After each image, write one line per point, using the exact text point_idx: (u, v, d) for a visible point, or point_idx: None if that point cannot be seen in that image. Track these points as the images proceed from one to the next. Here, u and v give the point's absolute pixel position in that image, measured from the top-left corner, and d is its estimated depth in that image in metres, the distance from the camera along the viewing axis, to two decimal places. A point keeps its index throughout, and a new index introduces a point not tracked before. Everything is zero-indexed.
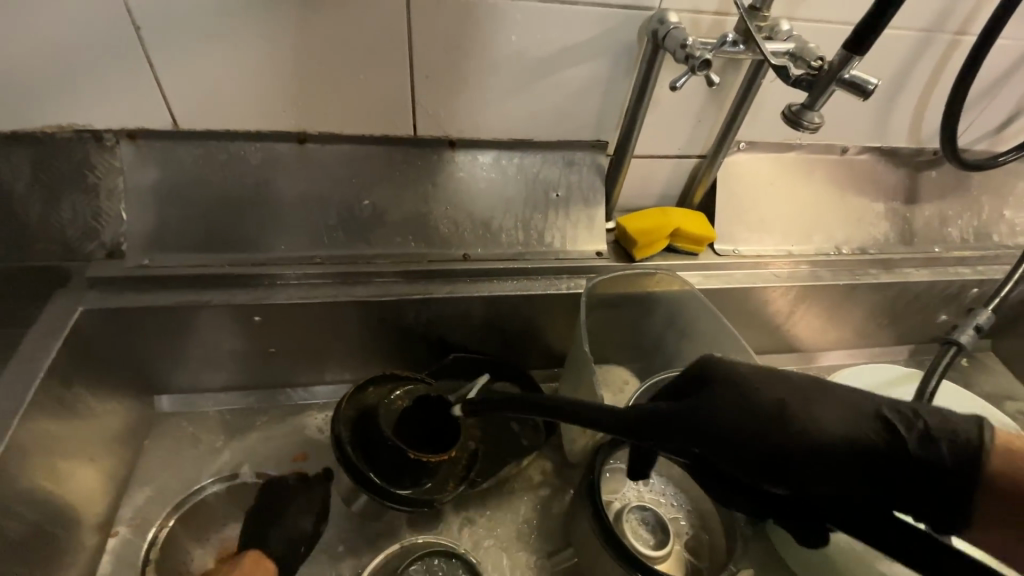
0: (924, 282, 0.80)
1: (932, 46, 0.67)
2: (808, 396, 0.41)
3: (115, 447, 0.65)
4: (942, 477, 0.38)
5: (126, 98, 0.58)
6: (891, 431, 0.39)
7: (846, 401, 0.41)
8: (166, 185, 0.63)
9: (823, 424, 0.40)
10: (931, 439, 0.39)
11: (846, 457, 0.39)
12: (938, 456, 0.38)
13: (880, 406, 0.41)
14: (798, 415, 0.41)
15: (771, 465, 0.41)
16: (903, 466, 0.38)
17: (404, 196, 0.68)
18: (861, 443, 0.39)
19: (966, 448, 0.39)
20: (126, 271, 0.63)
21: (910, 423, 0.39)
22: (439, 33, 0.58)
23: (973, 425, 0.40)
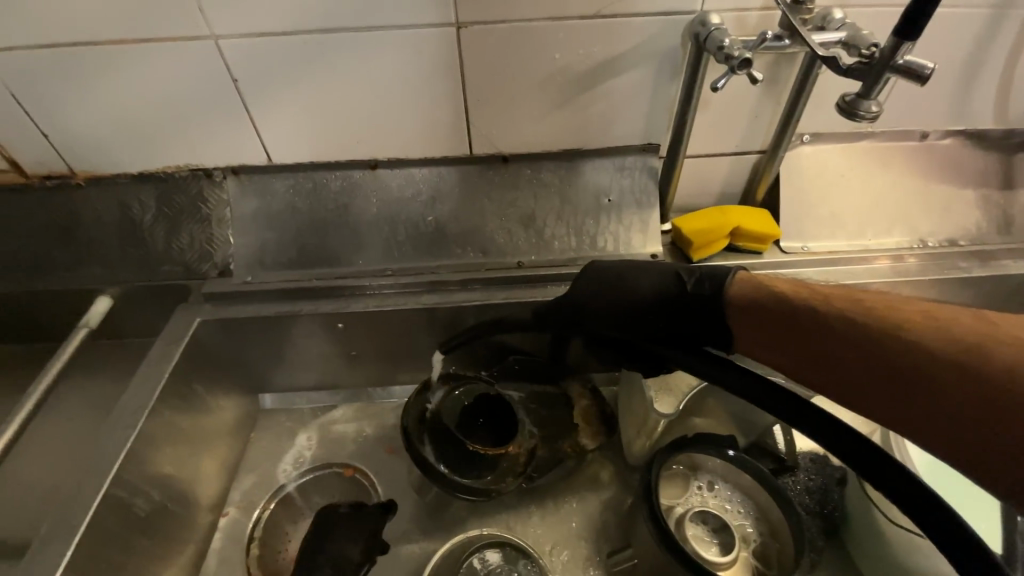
0: (1022, 275, 0.71)
1: (1017, 17, 0.61)
2: (637, 270, 0.63)
3: (226, 437, 0.76)
4: (708, 302, 0.58)
5: (230, 140, 0.69)
6: (678, 281, 0.60)
7: (657, 269, 0.63)
8: (265, 211, 0.73)
9: (642, 283, 0.62)
10: (702, 281, 0.59)
11: (653, 303, 0.61)
12: (703, 290, 0.58)
13: (679, 268, 0.61)
14: (630, 281, 0.63)
15: (621, 318, 0.62)
16: (687, 300, 0.59)
17: (462, 209, 0.73)
18: (661, 291, 0.60)
19: (719, 280, 0.58)
20: (231, 286, 0.74)
21: (691, 275, 0.60)
22: (485, 59, 0.63)
23: (727, 272, 0.59)
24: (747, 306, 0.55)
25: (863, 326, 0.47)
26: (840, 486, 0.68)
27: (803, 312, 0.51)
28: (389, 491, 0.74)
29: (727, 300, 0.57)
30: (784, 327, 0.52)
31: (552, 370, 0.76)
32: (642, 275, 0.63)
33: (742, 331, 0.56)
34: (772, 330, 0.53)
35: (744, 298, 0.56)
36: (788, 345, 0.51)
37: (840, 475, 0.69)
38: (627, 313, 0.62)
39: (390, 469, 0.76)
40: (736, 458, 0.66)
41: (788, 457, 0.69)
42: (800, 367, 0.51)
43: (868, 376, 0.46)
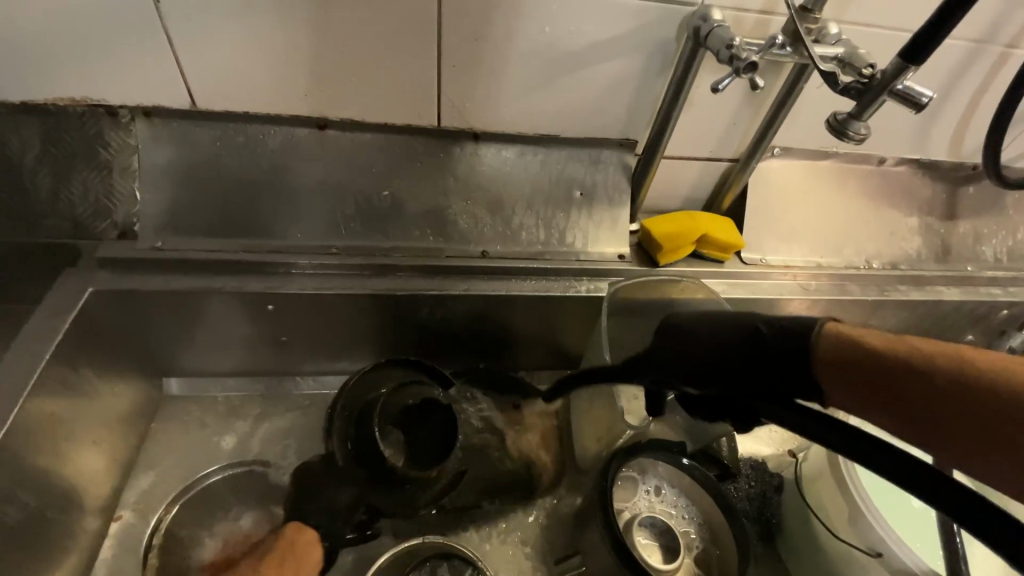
0: (954, 301, 0.77)
1: (981, 57, 0.64)
2: (706, 320, 0.51)
3: (122, 429, 0.64)
4: (791, 358, 0.43)
5: (143, 74, 0.57)
6: (753, 334, 0.46)
7: (734, 319, 0.49)
8: (184, 165, 0.61)
9: (710, 335, 0.49)
10: (782, 331, 0.44)
11: (728, 360, 0.47)
12: (783, 342, 0.44)
13: (760, 319, 0.47)
14: (694, 330, 0.51)
15: (687, 373, 0.49)
16: (767, 356, 0.44)
17: (423, 188, 0.66)
18: (736, 345, 0.47)
19: (799, 336, 0.43)
20: (137, 253, 0.61)
21: (771, 324, 0.46)
22: (468, 21, 0.56)
23: (812, 322, 0.44)
24: (833, 363, 0.41)
25: (981, 381, 0.35)
26: (777, 494, 0.69)
27: (904, 370, 0.38)
28: None
29: (813, 351, 0.42)
30: (874, 383, 0.39)
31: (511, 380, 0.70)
32: (720, 326, 0.49)
33: (832, 387, 0.42)
34: (864, 385, 0.39)
35: (831, 357, 0.41)
36: (884, 402, 0.39)
37: (777, 483, 0.69)
38: (698, 370, 0.49)
39: None
40: (689, 465, 0.66)
41: (730, 462, 0.69)
42: (902, 432, 0.38)
43: (998, 448, 0.34)
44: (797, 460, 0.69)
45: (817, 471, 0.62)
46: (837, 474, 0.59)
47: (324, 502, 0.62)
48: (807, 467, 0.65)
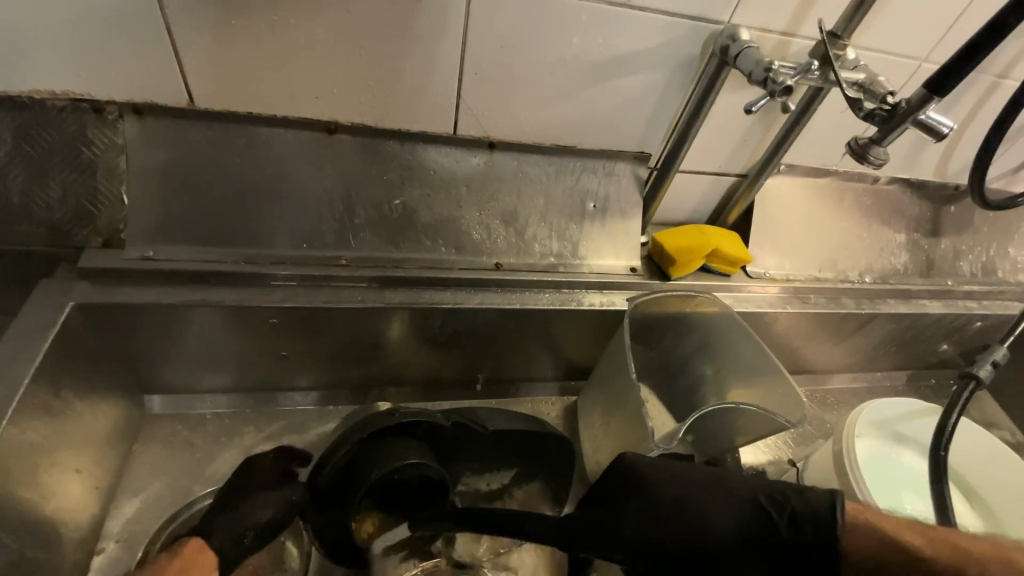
0: (936, 314, 0.81)
1: (975, 86, 0.68)
2: (702, 494, 0.45)
3: (103, 453, 0.59)
4: (813, 559, 0.40)
5: (137, 68, 0.52)
6: (763, 517, 0.42)
7: (732, 491, 0.45)
8: (179, 168, 0.57)
9: (713, 519, 0.43)
10: (799, 522, 0.41)
11: (739, 557, 0.42)
12: (807, 538, 0.40)
13: (761, 495, 0.43)
14: (696, 511, 0.44)
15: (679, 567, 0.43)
16: (783, 555, 0.41)
17: (436, 197, 0.64)
18: (747, 534, 0.42)
19: (827, 525, 0.41)
20: (124, 263, 0.57)
21: (780, 508, 0.42)
22: (496, 29, 0.54)
23: (827, 503, 0.42)
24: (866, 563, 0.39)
25: None
26: None
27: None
28: None
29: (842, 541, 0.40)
30: None
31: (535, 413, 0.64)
32: (713, 507, 0.44)
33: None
34: None
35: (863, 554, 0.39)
36: None
37: None
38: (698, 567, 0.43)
39: None
40: None
41: None
42: None
43: None
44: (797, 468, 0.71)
45: (823, 480, 0.63)
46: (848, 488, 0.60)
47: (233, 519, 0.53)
48: (812, 477, 0.66)
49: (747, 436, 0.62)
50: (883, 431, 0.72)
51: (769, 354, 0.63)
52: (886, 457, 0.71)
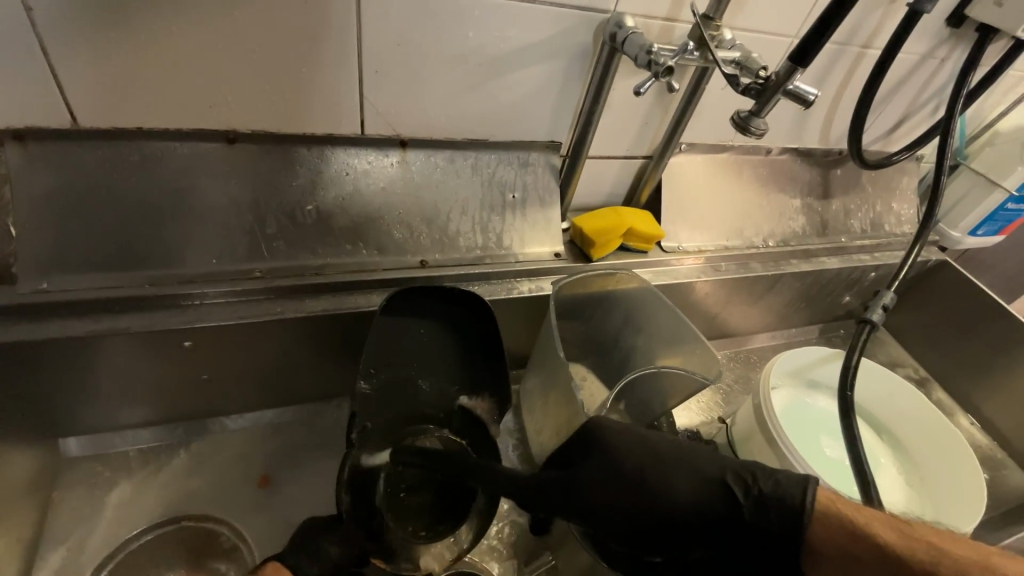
0: (834, 269, 0.90)
1: (844, 57, 0.74)
2: (664, 467, 0.44)
3: (14, 507, 0.55)
4: (775, 543, 0.40)
5: (8, 89, 0.48)
6: (728, 495, 0.41)
7: (698, 469, 0.43)
8: (69, 192, 0.53)
9: (676, 491, 0.42)
10: (765, 507, 0.40)
11: (698, 524, 0.42)
12: (769, 524, 0.40)
13: (727, 473, 0.42)
14: (662, 484, 0.43)
15: (637, 538, 0.43)
16: (743, 535, 0.41)
17: (352, 200, 0.63)
18: (709, 511, 0.41)
19: (791, 514, 0.40)
20: (15, 299, 0.52)
21: (747, 488, 0.41)
22: (390, 25, 0.54)
23: (798, 486, 0.41)
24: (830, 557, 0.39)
25: None
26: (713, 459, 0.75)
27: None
28: (266, 539, 0.62)
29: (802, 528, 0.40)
30: None
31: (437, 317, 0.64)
32: (677, 478, 0.43)
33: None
34: None
35: (831, 546, 0.39)
36: None
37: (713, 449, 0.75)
38: (659, 534, 0.42)
39: (268, 505, 0.64)
40: None
41: None
42: None
43: None
44: (727, 424, 0.76)
45: (748, 430, 0.68)
46: (766, 432, 0.65)
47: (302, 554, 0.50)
48: (739, 429, 0.70)
49: (676, 398, 0.66)
50: (797, 379, 0.78)
51: (687, 322, 0.66)
52: (803, 404, 0.77)
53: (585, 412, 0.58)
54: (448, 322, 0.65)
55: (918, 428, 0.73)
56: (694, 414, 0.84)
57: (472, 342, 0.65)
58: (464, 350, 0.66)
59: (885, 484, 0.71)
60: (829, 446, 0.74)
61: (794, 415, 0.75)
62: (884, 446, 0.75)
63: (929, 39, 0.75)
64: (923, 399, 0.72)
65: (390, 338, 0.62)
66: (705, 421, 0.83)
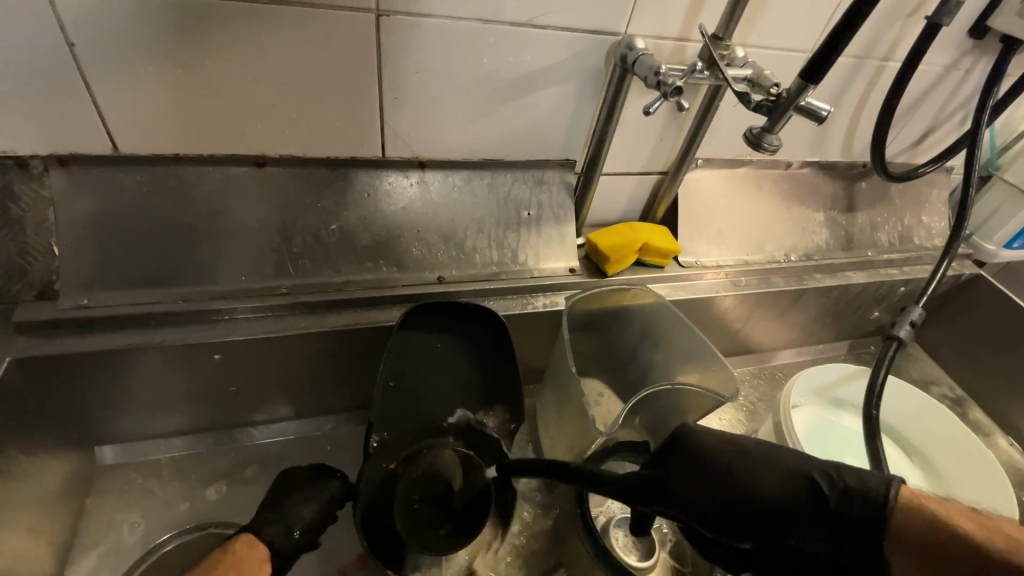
0: (861, 284, 0.88)
1: (863, 70, 0.74)
2: (750, 462, 0.41)
3: (53, 510, 0.58)
4: (859, 534, 0.37)
5: (58, 122, 0.52)
6: (813, 490, 0.38)
7: (787, 465, 0.40)
8: (111, 215, 0.57)
9: (763, 482, 0.40)
10: (851, 499, 0.37)
11: (787, 518, 0.38)
12: (856, 514, 0.37)
13: (815, 469, 0.39)
14: (748, 480, 0.40)
15: (730, 524, 0.40)
16: (830, 528, 0.37)
17: (373, 220, 0.66)
18: (797, 503, 0.38)
19: (876, 506, 0.37)
20: (60, 313, 0.56)
21: (832, 482, 0.38)
22: (408, 54, 0.56)
23: (882, 484, 0.38)
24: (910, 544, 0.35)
25: None
26: None
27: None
28: None
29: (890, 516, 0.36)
30: None
31: (453, 328, 0.66)
32: (766, 470, 0.40)
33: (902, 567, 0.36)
34: None
35: (911, 534, 0.35)
36: None
37: None
38: (746, 525, 0.39)
39: None
40: None
41: None
42: None
43: None
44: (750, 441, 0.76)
45: None
46: None
47: (280, 514, 0.56)
48: None
49: (693, 414, 0.65)
50: (821, 398, 0.76)
51: (703, 338, 0.66)
52: (827, 423, 0.75)
53: (598, 428, 0.58)
54: (462, 331, 0.66)
55: (950, 450, 0.70)
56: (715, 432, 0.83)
57: (485, 352, 0.67)
58: (480, 365, 0.67)
59: None
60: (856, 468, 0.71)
61: (816, 434, 0.73)
62: (914, 468, 0.72)
63: (952, 51, 0.74)
64: (953, 418, 0.69)
65: (408, 350, 0.64)
66: None
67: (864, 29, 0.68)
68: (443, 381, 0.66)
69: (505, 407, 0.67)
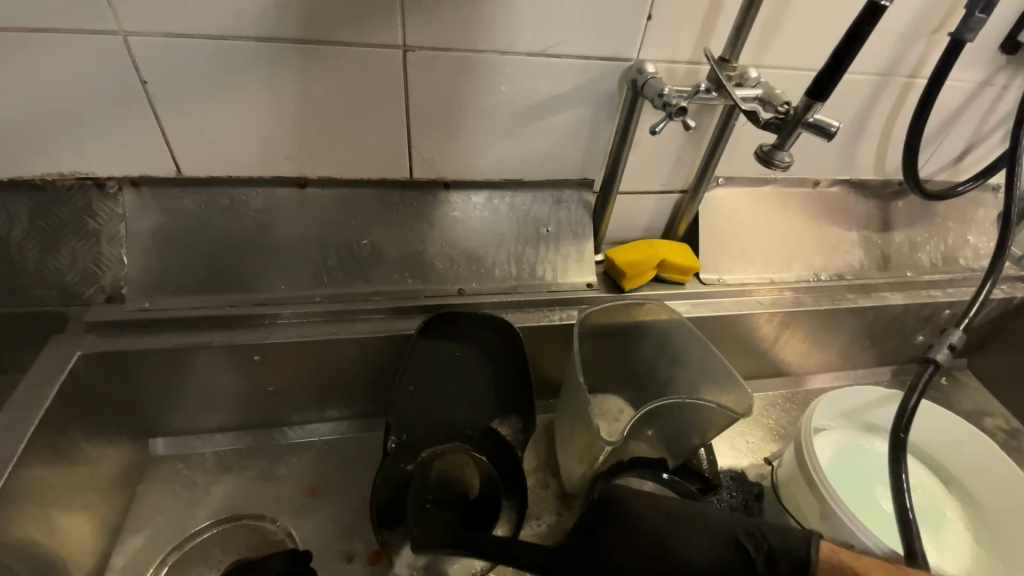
0: (898, 305, 0.84)
1: (888, 88, 0.73)
2: (677, 527, 0.44)
3: (108, 493, 0.65)
4: None
5: (131, 148, 0.61)
6: (740, 555, 0.41)
7: (713, 529, 0.43)
8: (171, 228, 0.65)
9: (689, 549, 0.43)
10: (776, 562, 0.40)
11: None
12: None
13: (739, 532, 0.43)
14: (675, 551, 0.43)
15: None
16: None
17: (401, 235, 0.71)
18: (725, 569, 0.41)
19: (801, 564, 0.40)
20: (126, 315, 0.64)
21: (757, 544, 0.41)
22: (431, 84, 0.62)
23: (802, 541, 0.41)
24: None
25: None
26: (758, 501, 0.72)
27: None
28: (311, 538, 0.68)
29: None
30: None
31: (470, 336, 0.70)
32: (691, 542, 0.43)
33: None
34: None
35: None
36: None
37: (757, 491, 0.73)
38: None
39: (316, 513, 0.70)
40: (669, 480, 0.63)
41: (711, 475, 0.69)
42: None
43: None
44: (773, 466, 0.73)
45: (789, 474, 0.65)
46: (806, 475, 0.61)
47: None
48: (783, 472, 0.67)
49: (708, 431, 0.64)
50: (851, 422, 0.73)
51: (717, 355, 0.66)
52: (857, 448, 0.72)
53: (604, 438, 0.59)
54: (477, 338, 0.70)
55: (984, 478, 0.66)
56: (741, 454, 0.81)
57: (498, 360, 0.71)
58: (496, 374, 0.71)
59: (949, 543, 0.64)
60: (887, 497, 0.67)
61: (843, 460, 0.71)
62: (950, 498, 0.68)
63: (985, 66, 0.72)
64: (992, 448, 0.64)
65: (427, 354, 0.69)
66: (752, 462, 0.80)
67: (884, 47, 0.68)
68: (463, 387, 0.70)
69: (520, 417, 0.70)
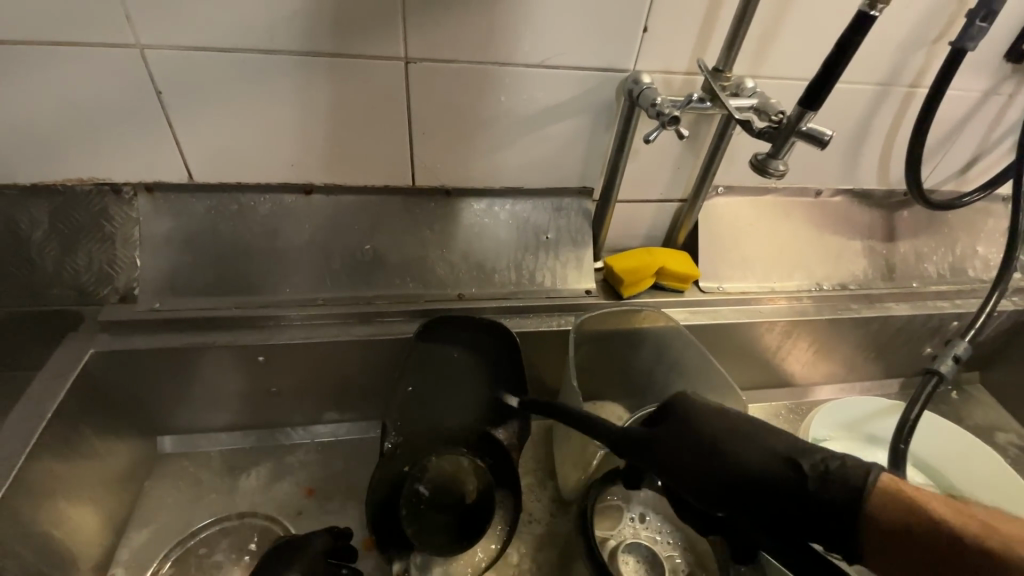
0: (903, 316, 0.83)
1: (889, 98, 0.73)
2: (742, 435, 0.46)
3: (116, 488, 0.67)
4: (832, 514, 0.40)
5: (146, 154, 0.63)
6: (795, 471, 0.42)
7: (770, 446, 0.45)
8: (181, 233, 0.67)
9: (746, 456, 0.44)
10: (830, 481, 0.40)
11: (766, 491, 0.43)
12: (834, 497, 0.40)
13: (797, 453, 0.43)
14: (731, 450, 0.45)
15: (706, 491, 0.46)
16: (808, 505, 0.41)
17: (402, 241, 0.72)
18: (779, 478, 0.42)
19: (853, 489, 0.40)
20: (137, 315, 0.66)
21: (815, 466, 0.42)
22: (433, 94, 0.63)
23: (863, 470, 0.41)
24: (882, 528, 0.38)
25: None
26: None
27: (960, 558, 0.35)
28: None
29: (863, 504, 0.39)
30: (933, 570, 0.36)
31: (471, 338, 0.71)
32: (749, 446, 0.45)
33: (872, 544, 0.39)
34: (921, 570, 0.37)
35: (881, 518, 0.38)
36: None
37: None
38: (729, 495, 0.44)
39: (314, 513, 0.71)
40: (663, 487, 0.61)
41: None
42: None
43: None
44: None
45: None
46: None
47: None
48: None
49: None
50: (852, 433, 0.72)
51: (715, 363, 0.67)
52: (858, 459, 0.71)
53: None
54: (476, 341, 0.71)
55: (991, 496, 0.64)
56: None
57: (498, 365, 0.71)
58: (495, 378, 0.71)
59: None
60: None
61: None
62: None
63: (988, 76, 0.71)
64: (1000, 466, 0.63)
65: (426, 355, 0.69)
66: None
67: (883, 57, 0.68)
68: (462, 389, 0.70)
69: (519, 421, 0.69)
